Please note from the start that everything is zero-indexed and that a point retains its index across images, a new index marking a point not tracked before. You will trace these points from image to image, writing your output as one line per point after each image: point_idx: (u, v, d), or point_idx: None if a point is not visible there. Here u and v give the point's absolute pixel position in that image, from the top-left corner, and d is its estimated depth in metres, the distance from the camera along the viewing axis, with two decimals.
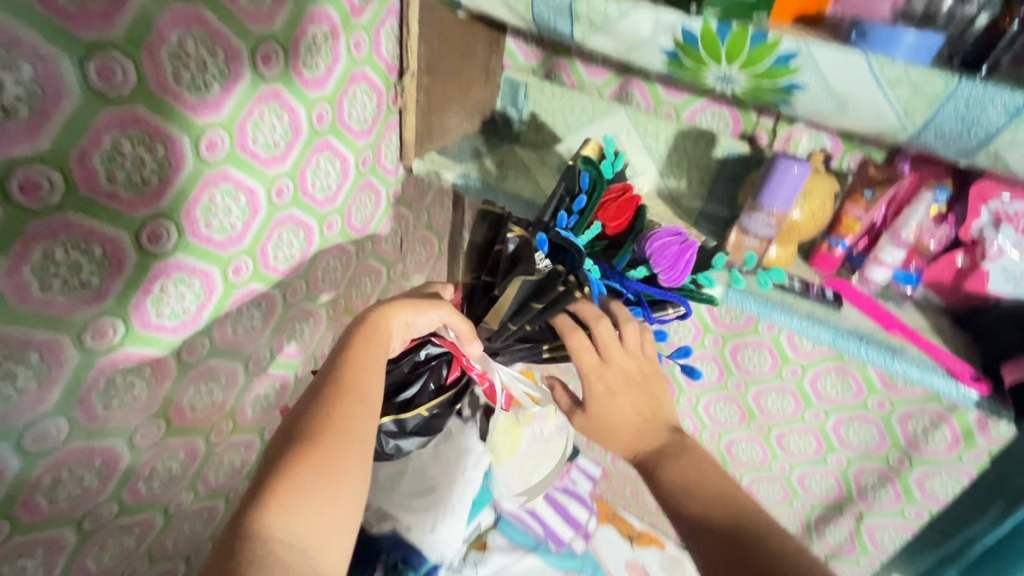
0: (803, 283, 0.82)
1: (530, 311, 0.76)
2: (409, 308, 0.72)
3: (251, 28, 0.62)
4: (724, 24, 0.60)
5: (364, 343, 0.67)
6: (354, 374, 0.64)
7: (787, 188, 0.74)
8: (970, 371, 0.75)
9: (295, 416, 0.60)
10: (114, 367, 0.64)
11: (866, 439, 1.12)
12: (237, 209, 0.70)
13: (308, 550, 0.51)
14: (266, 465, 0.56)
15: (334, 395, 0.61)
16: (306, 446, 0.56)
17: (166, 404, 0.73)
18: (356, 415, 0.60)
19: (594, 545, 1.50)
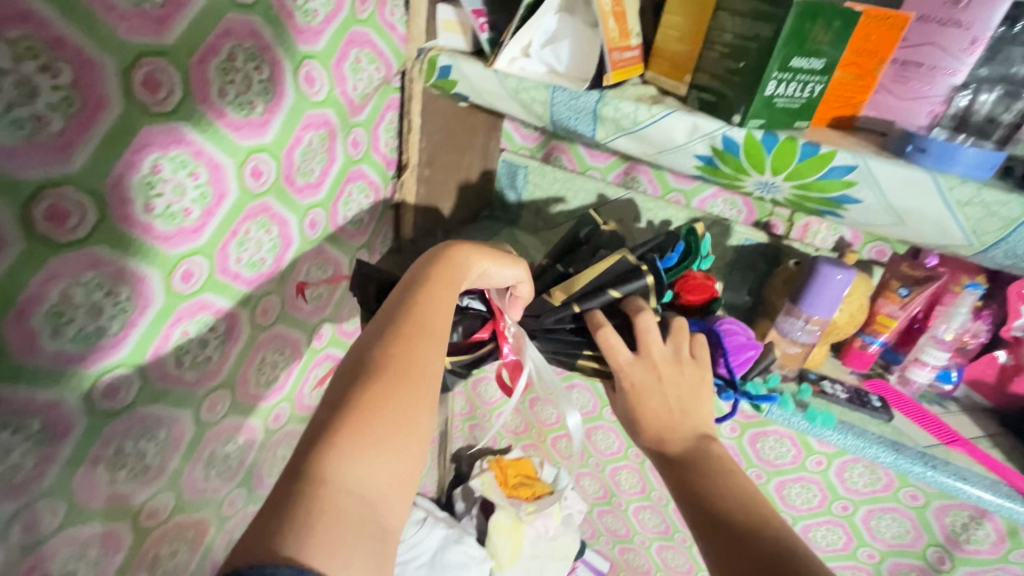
0: (848, 392, 0.75)
1: (603, 296, 0.71)
2: (483, 256, 0.61)
3: (241, 143, 0.53)
4: (770, 135, 0.56)
5: (442, 279, 0.56)
6: (427, 308, 0.52)
7: (830, 296, 0.67)
8: None
9: (362, 347, 0.47)
10: (51, 554, 0.51)
11: (899, 533, 1.05)
12: (215, 339, 0.60)
13: (377, 510, 0.39)
14: (333, 395, 0.43)
15: (406, 330, 0.49)
16: (375, 383, 0.44)
17: None
18: (431, 355, 0.49)
19: None
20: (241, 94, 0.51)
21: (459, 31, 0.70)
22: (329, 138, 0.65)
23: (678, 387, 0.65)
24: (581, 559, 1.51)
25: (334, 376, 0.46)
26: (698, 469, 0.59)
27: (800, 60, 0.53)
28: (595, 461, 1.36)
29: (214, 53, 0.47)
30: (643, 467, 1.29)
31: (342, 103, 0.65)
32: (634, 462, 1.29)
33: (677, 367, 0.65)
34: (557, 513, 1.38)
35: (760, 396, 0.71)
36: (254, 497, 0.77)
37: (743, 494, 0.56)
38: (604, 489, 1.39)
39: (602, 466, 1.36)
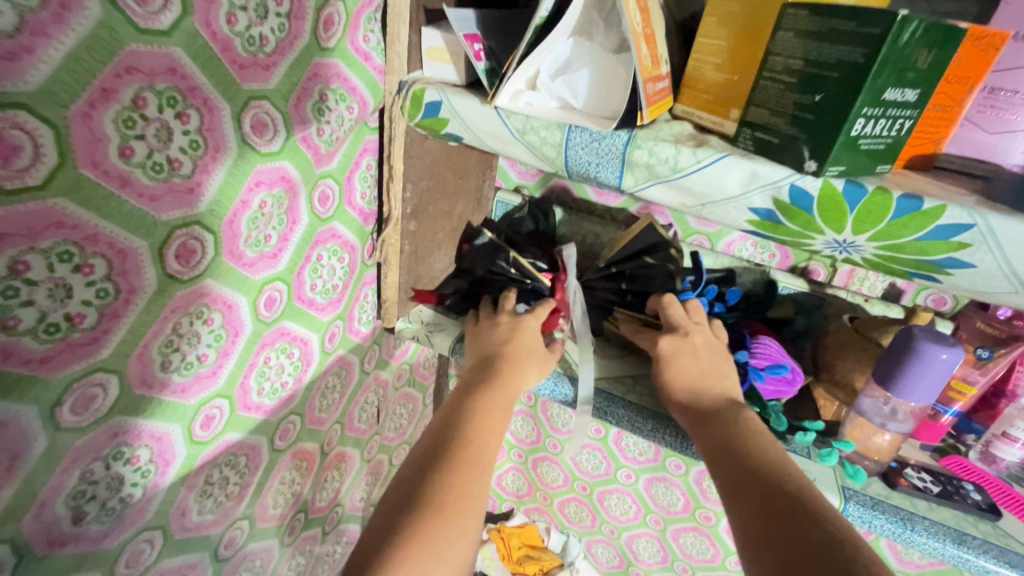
0: (938, 481, 0.63)
1: (638, 260, 0.72)
2: (527, 364, 0.60)
3: (158, 218, 0.39)
4: (853, 186, 0.44)
5: (495, 397, 0.54)
6: (473, 429, 0.50)
7: (930, 380, 0.54)
8: None
9: (403, 491, 0.44)
10: None
11: None
12: (136, 472, 0.45)
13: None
14: (404, 498, 0.44)
15: (469, 432, 0.50)
16: (421, 517, 0.42)
17: None
18: (472, 479, 0.45)
19: None
20: (156, 151, 0.37)
21: (450, 61, 0.57)
22: (289, 196, 0.51)
23: (711, 356, 0.59)
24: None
25: (399, 469, 0.47)
26: (735, 429, 0.51)
27: (893, 91, 0.41)
28: (609, 528, 1.22)
29: (108, 99, 0.34)
30: (664, 537, 1.14)
31: (303, 151, 0.51)
32: (654, 530, 1.14)
33: (707, 344, 0.60)
34: None
35: (765, 370, 0.64)
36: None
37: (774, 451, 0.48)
38: (620, 558, 1.24)
39: (616, 534, 1.21)
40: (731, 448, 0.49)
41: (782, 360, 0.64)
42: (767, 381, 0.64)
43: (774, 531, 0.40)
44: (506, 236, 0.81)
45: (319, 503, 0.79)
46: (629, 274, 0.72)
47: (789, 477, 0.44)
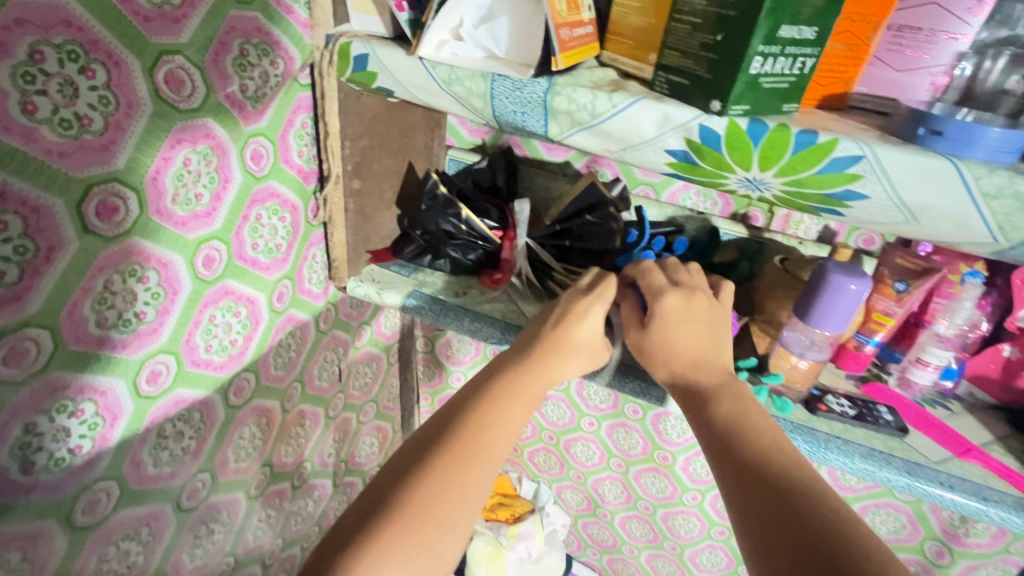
0: (855, 406, 0.67)
1: (579, 220, 0.74)
2: (572, 348, 0.57)
3: (72, 174, 0.40)
4: (757, 124, 0.46)
5: (516, 382, 0.53)
6: (485, 420, 0.49)
7: (842, 310, 0.59)
8: None
9: (385, 486, 0.44)
10: None
11: (895, 528, 0.99)
12: (82, 425, 0.47)
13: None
14: (394, 483, 0.44)
15: (475, 424, 0.49)
16: (402, 508, 0.42)
17: None
18: (466, 473, 0.45)
19: None
20: (63, 108, 0.38)
21: (375, 11, 0.57)
22: (217, 154, 0.52)
23: (710, 327, 0.56)
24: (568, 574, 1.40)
25: (392, 463, 0.47)
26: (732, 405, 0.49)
27: (788, 29, 0.43)
28: (576, 473, 1.28)
29: (3, 54, 0.35)
30: (627, 479, 1.21)
31: (227, 108, 0.51)
32: (618, 473, 1.21)
33: (705, 310, 0.57)
34: (538, 533, 1.28)
35: None
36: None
37: (781, 438, 0.46)
38: (587, 501, 1.31)
39: (583, 478, 1.28)
40: (731, 428, 0.47)
41: None
42: None
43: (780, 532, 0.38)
44: (457, 190, 0.81)
45: (285, 458, 0.82)
46: (573, 232, 0.75)
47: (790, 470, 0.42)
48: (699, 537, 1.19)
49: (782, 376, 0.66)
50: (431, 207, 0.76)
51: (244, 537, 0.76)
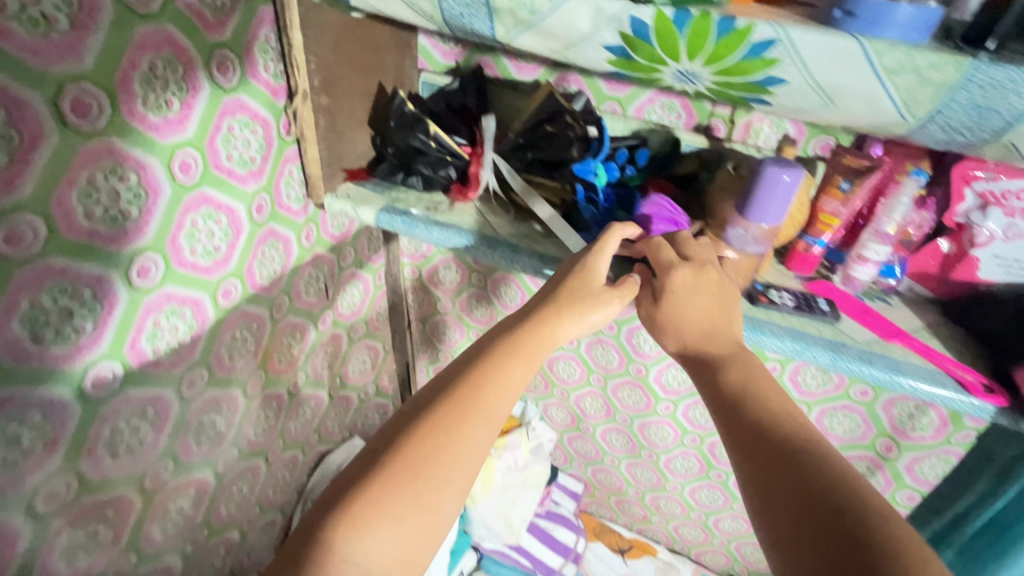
0: (796, 298, 0.73)
1: (540, 129, 0.80)
2: (570, 311, 0.61)
3: (46, 69, 0.45)
4: (682, 12, 0.48)
5: (516, 349, 0.58)
6: (483, 385, 0.54)
7: (775, 202, 0.63)
8: (981, 382, 0.65)
9: (391, 438, 0.51)
10: None
11: (851, 428, 1.07)
12: (84, 308, 0.53)
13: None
14: (398, 436, 0.50)
15: (472, 387, 0.54)
16: (401, 458, 0.48)
17: (27, 565, 0.57)
18: (464, 429, 0.51)
19: (584, 566, 1.45)
20: (30, 6, 0.43)
21: None
22: (182, 62, 0.56)
23: (719, 299, 0.61)
24: (556, 483, 1.52)
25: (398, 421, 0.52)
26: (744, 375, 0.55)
27: None
28: (559, 391, 1.37)
29: None
30: (607, 394, 1.29)
31: (189, 18, 0.56)
32: (597, 387, 1.30)
33: (713, 282, 0.62)
34: (523, 445, 1.35)
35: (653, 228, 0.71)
36: (207, 462, 0.77)
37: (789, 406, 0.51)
38: (571, 417, 1.41)
39: (566, 396, 1.37)
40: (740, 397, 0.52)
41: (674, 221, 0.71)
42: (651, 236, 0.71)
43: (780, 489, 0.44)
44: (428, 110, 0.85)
45: (278, 365, 0.89)
46: (535, 143, 0.81)
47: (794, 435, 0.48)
48: (673, 444, 1.29)
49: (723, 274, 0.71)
50: (402, 124, 0.81)
51: (245, 433, 0.84)
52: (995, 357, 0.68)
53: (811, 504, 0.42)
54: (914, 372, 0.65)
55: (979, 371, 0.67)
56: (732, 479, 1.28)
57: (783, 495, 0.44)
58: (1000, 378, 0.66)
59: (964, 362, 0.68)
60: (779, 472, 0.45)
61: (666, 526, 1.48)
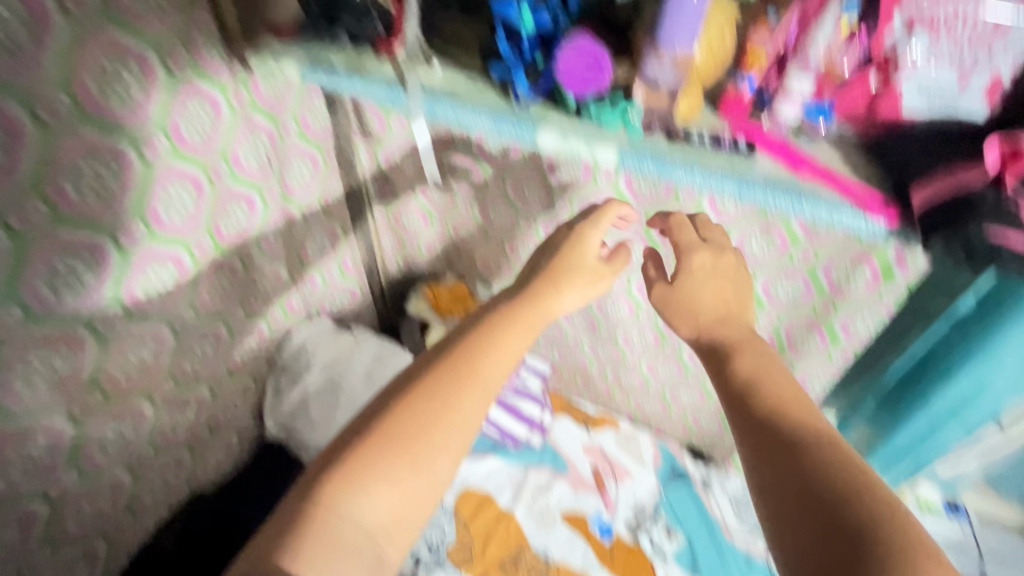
0: (714, 136, 0.79)
1: None
2: (573, 285, 0.82)
3: None
4: None
5: (515, 322, 0.77)
6: (475, 359, 0.72)
7: (684, 23, 0.71)
8: (880, 202, 0.76)
9: (396, 389, 0.71)
10: (52, 251, 0.71)
11: (793, 292, 1.18)
12: (132, 75, 0.74)
13: (379, 547, 0.62)
14: (386, 401, 0.70)
15: (461, 368, 0.71)
16: (400, 416, 0.67)
17: (117, 287, 0.82)
18: (458, 398, 0.70)
19: (552, 437, 1.62)
20: None
21: None
22: None
23: (730, 284, 0.85)
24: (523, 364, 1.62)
25: (397, 388, 0.72)
26: (747, 368, 0.73)
27: None
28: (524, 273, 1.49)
29: None
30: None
31: None
32: None
33: (729, 263, 0.87)
34: None
35: (566, 70, 0.77)
36: (200, 261, 0.95)
37: (782, 395, 0.70)
38: None
39: None
40: (745, 386, 0.71)
41: (597, 63, 0.76)
42: (566, 80, 0.77)
43: (775, 468, 0.62)
44: None
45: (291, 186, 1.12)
46: None
47: (786, 418, 0.66)
48: (628, 318, 1.44)
49: (641, 106, 0.78)
50: None
51: (261, 235, 1.09)
52: (900, 180, 0.77)
53: (802, 494, 0.59)
54: (820, 198, 0.75)
55: (882, 193, 0.77)
56: (683, 353, 1.42)
57: (768, 448, 0.64)
58: (902, 199, 0.77)
59: (871, 188, 0.78)
60: (777, 459, 0.63)
61: (629, 402, 1.69)
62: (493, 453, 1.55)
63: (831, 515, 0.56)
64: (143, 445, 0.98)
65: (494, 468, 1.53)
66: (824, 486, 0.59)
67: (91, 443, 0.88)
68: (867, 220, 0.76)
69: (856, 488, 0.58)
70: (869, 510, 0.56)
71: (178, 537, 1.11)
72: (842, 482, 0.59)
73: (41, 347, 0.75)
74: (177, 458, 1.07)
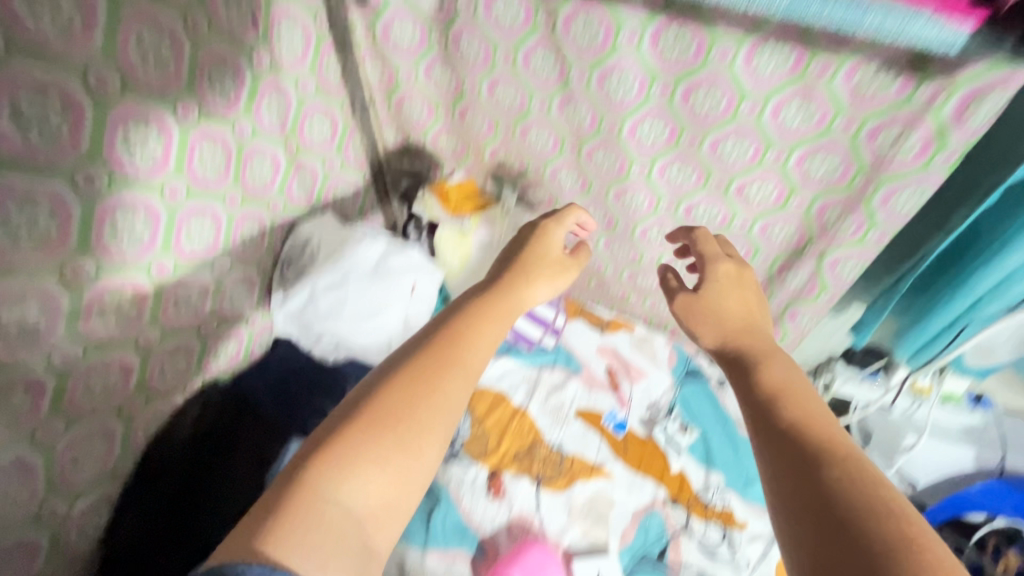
0: None
1: None
2: (536, 282, 0.95)
3: None
4: None
5: (489, 316, 0.83)
6: (462, 352, 0.75)
7: None
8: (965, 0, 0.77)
9: (380, 378, 0.70)
10: (16, 83, 0.61)
11: (830, 169, 1.08)
12: None
13: (365, 533, 0.57)
14: (377, 385, 0.69)
15: (442, 351, 0.74)
16: (389, 402, 0.66)
17: (96, 143, 0.72)
18: (444, 379, 0.70)
19: (565, 339, 1.61)
20: None
21: None
22: None
23: (743, 295, 0.96)
24: None
25: (386, 375, 0.70)
26: (764, 389, 0.76)
27: None
28: (535, 167, 1.40)
29: None
30: (581, 159, 1.32)
31: None
32: (570, 156, 1.32)
33: (746, 282, 0.98)
34: (500, 221, 1.46)
35: None
36: (186, 127, 0.86)
37: (797, 414, 0.71)
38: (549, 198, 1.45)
39: (541, 170, 1.39)
40: (768, 400, 0.74)
41: None
42: None
43: (791, 485, 0.62)
44: None
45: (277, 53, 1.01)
46: None
47: (801, 437, 0.67)
48: (648, 210, 1.35)
49: None
50: None
51: (251, 109, 0.99)
52: None
53: (817, 511, 0.58)
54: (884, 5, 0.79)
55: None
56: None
57: (785, 458, 0.65)
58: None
59: None
60: (792, 479, 0.63)
61: (644, 303, 1.66)
62: (506, 354, 1.53)
63: (853, 535, 0.54)
64: (146, 324, 0.91)
65: (507, 368, 1.51)
66: (840, 506, 0.58)
67: (88, 318, 0.80)
68: (941, 25, 0.78)
69: (872, 512, 0.56)
70: (872, 514, 0.56)
71: (194, 430, 1.08)
72: (856, 505, 0.57)
73: (16, 205, 0.65)
74: (183, 345, 1.02)
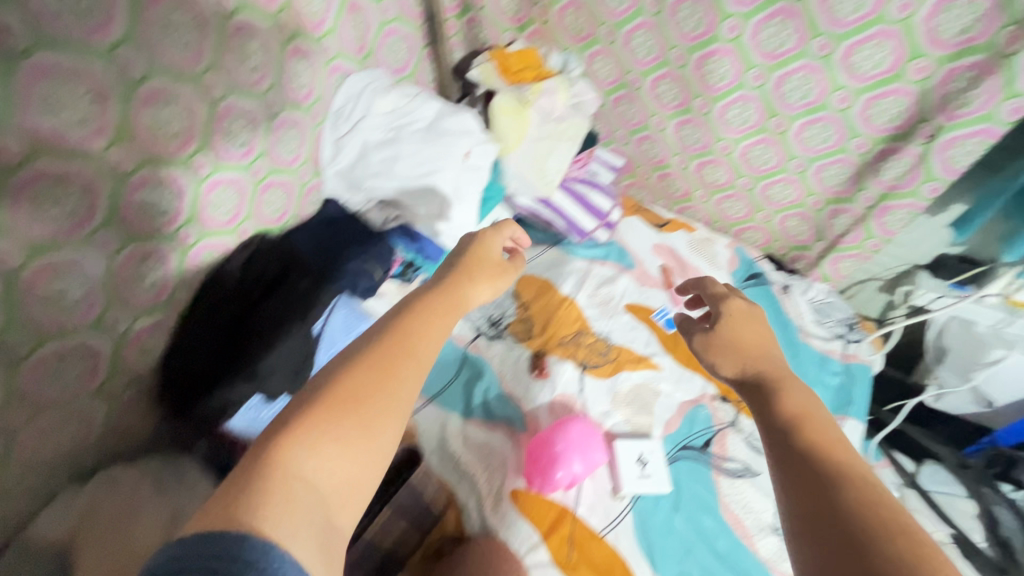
0: None
1: None
2: (479, 281, 0.77)
3: None
4: None
5: (435, 310, 0.70)
6: (410, 338, 0.64)
7: None
8: None
9: (330, 372, 0.59)
10: None
11: (966, 23, 0.93)
12: None
13: (327, 510, 0.50)
14: (328, 374, 0.59)
15: (392, 342, 0.63)
16: (332, 397, 0.56)
17: None
18: (398, 368, 0.61)
19: (618, 235, 1.52)
20: None
21: None
22: None
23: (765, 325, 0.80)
24: (594, 155, 1.51)
25: (342, 365, 0.60)
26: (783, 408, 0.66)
27: None
28: (606, 31, 1.33)
29: None
30: (661, 14, 1.22)
31: None
32: (651, 16, 1.23)
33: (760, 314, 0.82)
34: (562, 91, 1.32)
35: None
36: None
37: (821, 435, 0.63)
38: (617, 68, 1.39)
39: (613, 36, 1.33)
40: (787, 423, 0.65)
41: None
42: None
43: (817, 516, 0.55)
44: None
45: None
46: None
47: (829, 460, 0.59)
48: (729, 83, 1.22)
49: None
50: None
51: None
52: None
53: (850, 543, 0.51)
54: None
55: None
56: (792, 129, 1.22)
57: (807, 484, 0.58)
58: None
59: None
60: (818, 510, 0.55)
61: (709, 202, 1.52)
62: (556, 245, 1.49)
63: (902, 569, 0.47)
64: (197, 147, 0.86)
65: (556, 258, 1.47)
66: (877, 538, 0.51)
67: (138, 122, 0.76)
68: None
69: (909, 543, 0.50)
70: (906, 535, 0.51)
71: (246, 268, 1.03)
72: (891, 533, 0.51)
73: None
74: (236, 183, 0.96)
